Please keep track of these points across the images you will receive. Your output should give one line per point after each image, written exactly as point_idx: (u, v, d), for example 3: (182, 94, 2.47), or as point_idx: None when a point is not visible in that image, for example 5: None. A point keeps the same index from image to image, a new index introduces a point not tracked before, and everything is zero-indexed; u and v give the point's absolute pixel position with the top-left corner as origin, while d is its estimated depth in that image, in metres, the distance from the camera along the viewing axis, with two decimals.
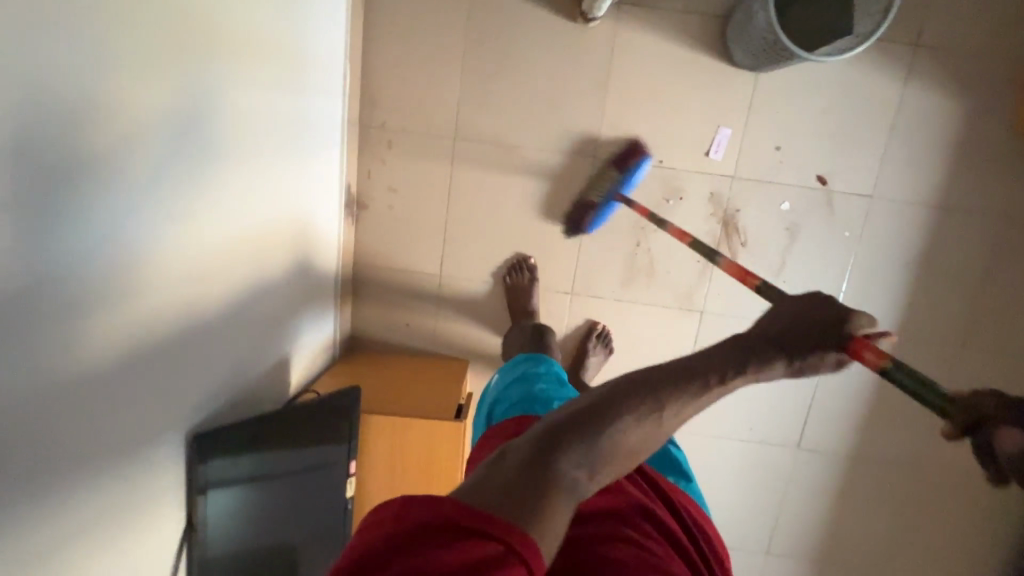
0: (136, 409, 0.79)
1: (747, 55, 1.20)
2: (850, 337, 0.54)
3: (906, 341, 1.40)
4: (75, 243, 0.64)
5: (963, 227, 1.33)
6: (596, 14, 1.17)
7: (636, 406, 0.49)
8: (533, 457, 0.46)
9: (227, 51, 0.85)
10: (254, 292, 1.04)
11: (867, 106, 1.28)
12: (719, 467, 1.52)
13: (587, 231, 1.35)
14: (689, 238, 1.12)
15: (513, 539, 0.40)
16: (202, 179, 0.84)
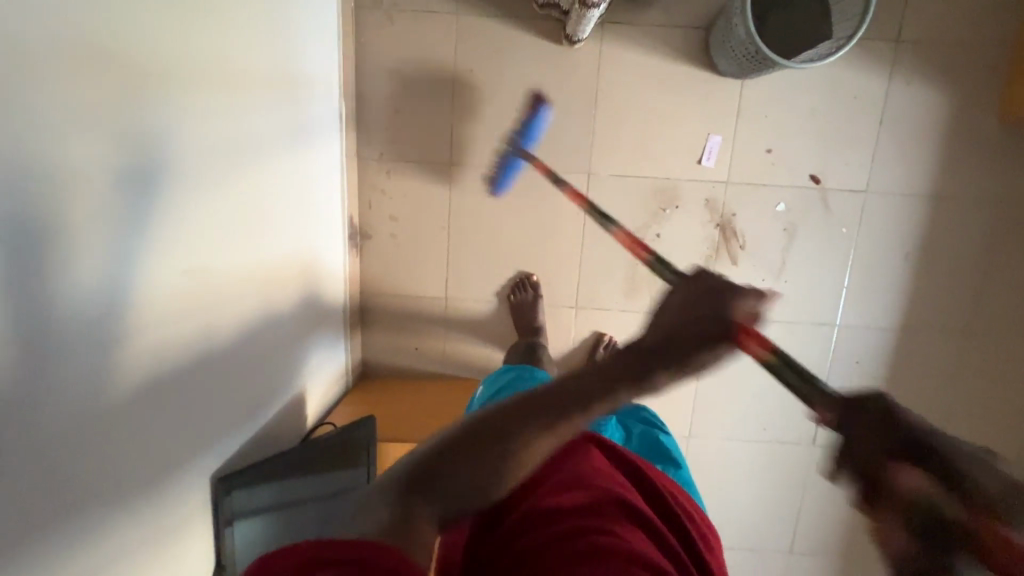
0: (153, 446, 0.81)
1: (731, 64, 1.22)
2: (734, 329, 0.51)
3: (913, 331, 1.41)
4: (88, 292, 0.67)
5: (959, 215, 1.34)
6: (580, 36, 1.20)
7: (481, 445, 0.49)
8: (383, 502, 0.48)
9: (223, 98, 0.88)
10: (262, 328, 1.07)
11: (854, 103, 1.30)
12: (736, 469, 1.53)
13: (498, 188, 1.36)
14: (581, 200, 1.13)
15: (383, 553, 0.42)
16: (203, 220, 0.86)
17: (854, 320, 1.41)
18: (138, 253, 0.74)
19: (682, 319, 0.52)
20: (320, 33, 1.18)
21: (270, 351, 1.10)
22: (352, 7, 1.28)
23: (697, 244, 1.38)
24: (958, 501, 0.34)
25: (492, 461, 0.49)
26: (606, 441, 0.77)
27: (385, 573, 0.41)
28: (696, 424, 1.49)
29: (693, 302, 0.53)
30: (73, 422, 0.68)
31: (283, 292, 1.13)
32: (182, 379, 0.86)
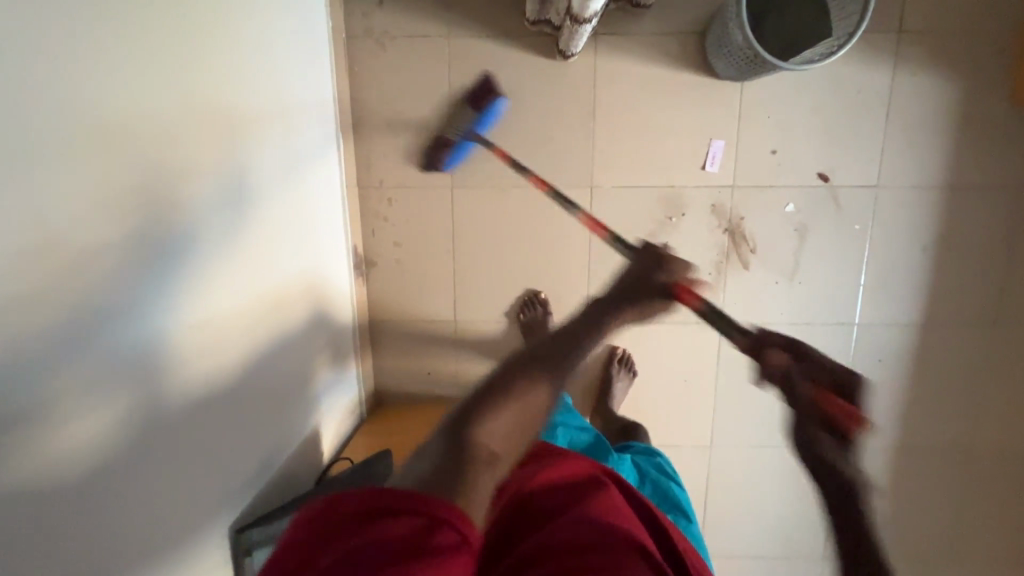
0: (170, 488, 0.80)
1: (730, 68, 1.20)
2: (672, 287, 0.84)
3: (936, 326, 1.37)
4: (94, 343, 0.66)
5: (974, 203, 1.31)
6: (574, 51, 1.17)
7: (525, 380, 0.56)
8: (451, 445, 0.51)
9: (220, 139, 0.87)
10: (274, 360, 1.06)
11: (858, 98, 1.27)
12: (763, 477, 1.49)
13: (443, 168, 1.34)
14: (548, 186, 1.27)
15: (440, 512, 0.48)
16: (207, 259, 0.85)
17: (874, 319, 1.37)
18: (139, 299, 0.72)
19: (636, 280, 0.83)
20: (313, 65, 1.17)
21: (283, 384, 1.09)
22: (343, 37, 1.28)
23: (706, 251, 1.35)
24: (793, 375, 0.72)
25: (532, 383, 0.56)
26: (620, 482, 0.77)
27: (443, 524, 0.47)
28: (718, 433, 1.46)
29: (643, 271, 0.88)
30: (81, 480, 0.66)
31: (291, 325, 1.12)
32: (193, 420, 0.84)
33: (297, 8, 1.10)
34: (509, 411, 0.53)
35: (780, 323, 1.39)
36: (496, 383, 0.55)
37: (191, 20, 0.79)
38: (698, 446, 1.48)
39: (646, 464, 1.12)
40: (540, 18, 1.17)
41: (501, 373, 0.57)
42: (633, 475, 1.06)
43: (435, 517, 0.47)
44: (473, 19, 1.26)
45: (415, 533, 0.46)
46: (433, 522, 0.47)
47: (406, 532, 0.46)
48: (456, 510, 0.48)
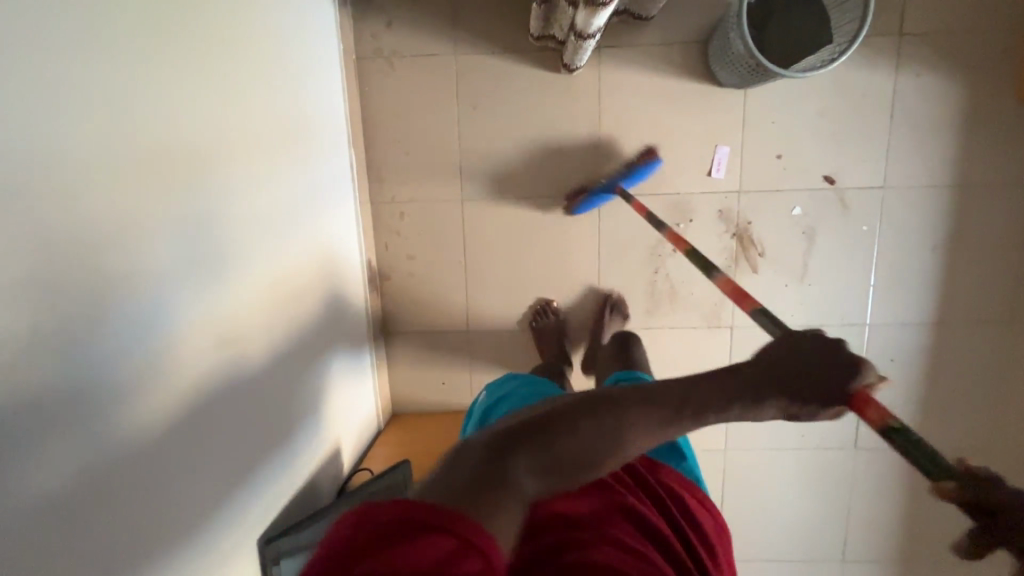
0: (206, 465, 0.83)
1: (733, 75, 1.21)
2: (852, 393, 0.50)
3: (951, 324, 1.36)
4: (140, 326, 0.69)
5: (984, 200, 1.31)
6: (578, 64, 1.20)
7: (592, 430, 0.52)
8: (491, 458, 0.48)
9: (238, 151, 0.89)
10: (290, 337, 1.08)
11: (862, 100, 1.29)
12: (779, 479, 1.49)
13: (575, 211, 1.34)
14: (685, 243, 1.11)
15: (469, 533, 0.40)
16: (229, 250, 0.87)
17: (886, 318, 1.37)
18: (170, 302, 0.74)
19: (790, 366, 0.52)
20: (324, 83, 1.21)
21: (299, 362, 1.11)
22: (354, 58, 1.31)
23: (715, 255, 1.36)
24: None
25: (598, 442, 0.52)
26: None
27: (468, 546, 0.40)
28: (732, 435, 1.47)
29: (808, 364, 0.51)
30: (125, 480, 0.68)
31: (307, 312, 1.14)
32: (221, 401, 0.87)
33: (308, 24, 1.14)
34: (559, 457, 0.50)
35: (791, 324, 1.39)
36: (538, 422, 0.52)
37: (210, 47, 0.82)
38: (712, 449, 1.48)
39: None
40: (547, 33, 1.21)
41: (551, 416, 0.53)
42: None
43: (466, 541, 0.40)
44: (480, 36, 1.29)
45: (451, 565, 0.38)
46: (456, 542, 0.39)
47: (424, 550, 0.38)
48: (479, 531, 0.41)
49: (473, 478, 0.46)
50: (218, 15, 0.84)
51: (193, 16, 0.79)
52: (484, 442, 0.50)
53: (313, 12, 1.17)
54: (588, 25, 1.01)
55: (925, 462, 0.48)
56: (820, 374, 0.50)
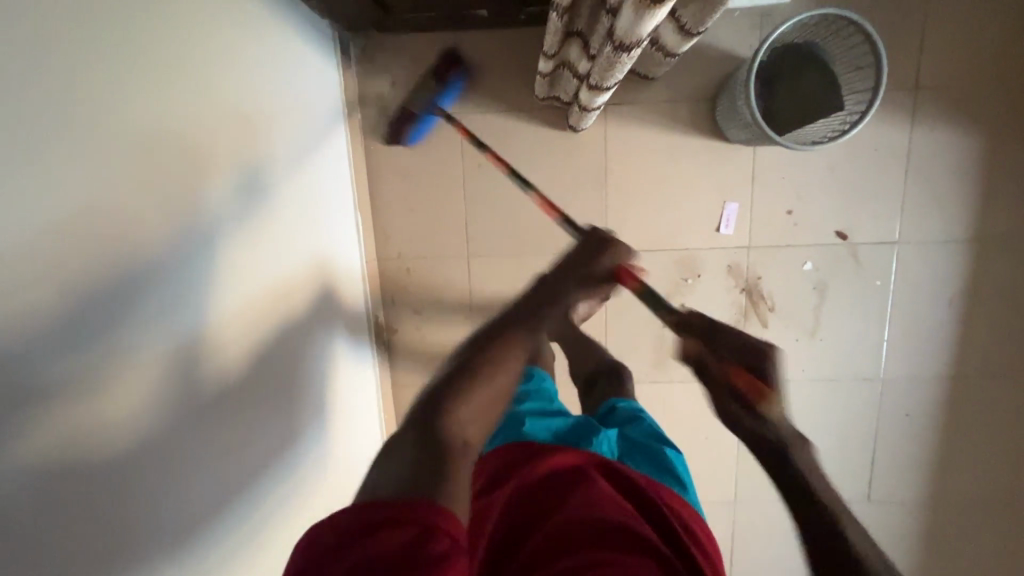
0: (193, 454, 0.82)
1: (739, 134, 1.20)
2: (615, 267, 0.85)
3: (967, 379, 1.33)
4: (125, 318, 0.70)
5: (1003, 254, 1.27)
6: (583, 127, 1.18)
7: (487, 364, 0.61)
8: (424, 431, 0.55)
9: (230, 219, 0.90)
10: (285, 346, 1.07)
11: (876, 155, 1.26)
12: (790, 531, 1.47)
13: (407, 141, 1.31)
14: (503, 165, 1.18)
15: (427, 515, 0.48)
16: (218, 292, 0.87)
17: (900, 373, 1.35)
18: (152, 385, 0.75)
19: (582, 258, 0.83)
20: (324, 128, 1.21)
21: (296, 373, 1.11)
22: (358, 118, 1.33)
23: (724, 310, 1.35)
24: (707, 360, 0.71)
25: (494, 370, 0.61)
26: (605, 462, 0.76)
27: (427, 524, 0.47)
28: (744, 488, 1.45)
29: (589, 257, 0.83)
30: (108, 466, 0.68)
31: (303, 329, 1.14)
32: (207, 405, 0.86)
33: (313, 51, 1.17)
34: (474, 400, 0.58)
35: (802, 378, 1.37)
36: (447, 380, 0.59)
37: (202, 132, 0.83)
38: (721, 501, 1.46)
39: (638, 429, 0.97)
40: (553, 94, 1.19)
41: (450, 371, 0.60)
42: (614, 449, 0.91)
43: (425, 525, 0.47)
44: (485, 95, 1.29)
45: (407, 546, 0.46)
46: (415, 523, 0.47)
47: (387, 533, 0.46)
48: (439, 511, 0.48)
49: (415, 463, 0.52)
50: (213, 102, 0.85)
51: (186, 111, 0.80)
52: (413, 412, 0.57)
53: (311, 59, 1.16)
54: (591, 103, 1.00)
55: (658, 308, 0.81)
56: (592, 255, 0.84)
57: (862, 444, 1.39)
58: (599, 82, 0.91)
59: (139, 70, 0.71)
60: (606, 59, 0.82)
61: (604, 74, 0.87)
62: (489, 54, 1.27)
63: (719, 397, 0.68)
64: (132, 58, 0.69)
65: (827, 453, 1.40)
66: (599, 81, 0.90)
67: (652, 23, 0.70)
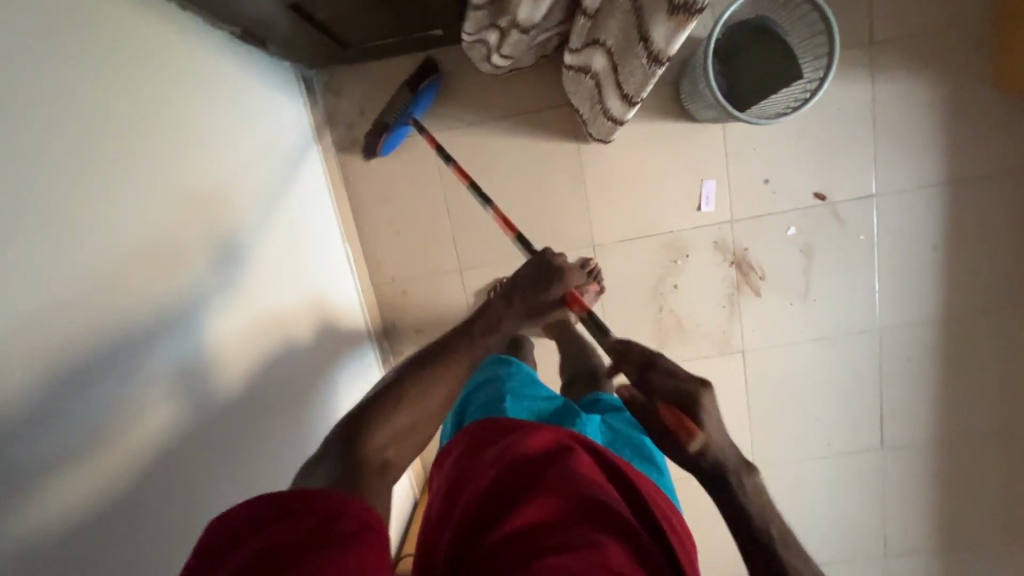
0: (209, 485, 0.83)
1: (705, 114, 1.23)
2: (565, 294, 0.89)
3: (961, 316, 1.36)
4: (133, 360, 0.71)
5: (980, 192, 1.30)
6: (610, 138, 1.20)
7: (434, 370, 0.73)
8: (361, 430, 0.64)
9: (224, 268, 0.92)
10: (293, 381, 1.09)
11: (842, 114, 1.29)
12: (813, 489, 1.48)
13: (380, 152, 1.31)
14: (467, 178, 1.22)
15: (351, 508, 0.48)
16: (215, 330, 0.88)
17: (895, 320, 1.37)
18: (185, 434, 0.80)
19: (534, 290, 0.88)
20: (298, 157, 1.23)
21: (308, 407, 1.13)
22: (333, 152, 1.36)
23: (716, 286, 1.38)
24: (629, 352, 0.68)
25: (441, 377, 0.73)
26: (586, 439, 0.68)
27: (351, 514, 0.47)
28: (760, 454, 1.48)
29: (537, 283, 0.89)
30: (129, 501, 0.69)
31: (309, 364, 1.16)
32: (215, 438, 0.86)
33: (276, 85, 1.18)
34: (410, 405, 0.69)
35: (802, 340, 1.40)
36: (388, 387, 0.70)
37: (183, 175, 0.84)
38: None
39: (622, 417, 0.98)
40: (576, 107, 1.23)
41: (396, 377, 0.72)
42: (599, 433, 0.91)
43: (346, 513, 0.47)
44: (455, 113, 1.33)
45: (313, 530, 0.45)
46: (341, 512, 0.47)
47: (306, 520, 0.45)
48: (357, 506, 0.48)
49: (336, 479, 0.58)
50: (194, 156, 0.87)
51: (175, 172, 0.83)
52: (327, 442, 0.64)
53: (277, 94, 1.18)
54: (618, 116, 1.05)
55: (595, 329, 0.82)
56: (543, 285, 0.89)
57: (868, 393, 1.42)
58: (632, 95, 0.95)
59: (121, 140, 0.73)
60: (642, 74, 0.87)
61: (638, 85, 0.91)
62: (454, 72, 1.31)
63: (664, 448, 0.63)
64: (110, 124, 0.71)
65: (835, 407, 1.43)
66: (633, 93, 0.94)
67: (686, 34, 0.76)
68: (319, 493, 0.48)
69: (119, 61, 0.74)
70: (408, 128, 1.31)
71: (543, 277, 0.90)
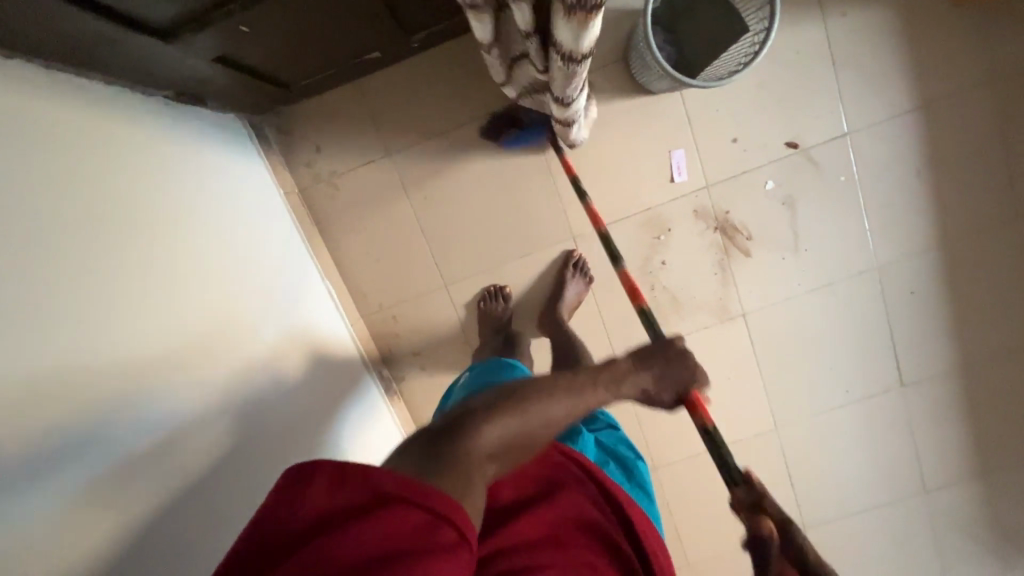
0: (205, 548, 0.82)
1: (658, 85, 1.21)
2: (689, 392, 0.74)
3: (958, 239, 1.32)
4: (106, 437, 0.71)
5: (956, 107, 1.26)
6: (577, 140, 1.17)
7: (524, 410, 0.61)
8: (437, 439, 0.57)
9: (195, 328, 0.91)
10: (287, 426, 1.08)
11: (799, 58, 1.26)
12: (841, 440, 1.46)
13: (501, 143, 1.29)
14: (603, 225, 1.15)
15: (447, 513, 0.49)
16: (193, 391, 0.87)
17: (891, 255, 1.34)
18: (174, 497, 0.80)
19: (653, 373, 0.72)
20: (261, 202, 1.22)
21: (305, 451, 1.12)
22: (298, 192, 1.35)
23: (705, 255, 1.35)
24: (775, 511, 0.61)
25: (527, 421, 0.61)
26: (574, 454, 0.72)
27: (451, 523, 0.49)
28: (779, 414, 1.45)
29: (664, 369, 0.72)
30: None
31: (303, 407, 1.15)
32: (204, 500, 0.85)
33: (226, 136, 1.18)
34: (499, 429, 0.59)
35: (800, 293, 1.37)
36: (480, 412, 0.60)
37: (137, 240, 0.83)
38: (763, 432, 1.47)
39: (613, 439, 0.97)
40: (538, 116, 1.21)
41: (482, 407, 0.61)
42: (593, 450, 0.91)
43: (442, 517, 0.49)
44: (410, 131, 1.32)
45: (418, 534, 0.47)
46: (443, 520, 0.49)
47: (411, 519, 0.48)
48: (458, 512, 0.50)
49: None
50: (145, 218, 0.86)
51: (136, 240, 0.83)
52: (420, 437, 0.58)
53: (227, 144, 1.18)
54: (579, 113, 1.06)
55: (716, 454, 0.70)
56: (668, 368, 0.72)
57: (877, 333, 1.39)
58: (563, 96, 0.92)
59: (71, 219, 0.72)
60: (562, 74, 0.85)
61: (564, 85, 0.88)
62: (404, 91, 1.30)
63: None
64: (56, 204, 0.70)
65: (847, 352, 1.40)
66: (561, 93, 0.92)
67: (596, 23, 0.73)
68: (417, 486, 0.50)
69: (58, 141, 0.74)
70: (540, 134, 1.26)
71: (679, 362, 0.73)
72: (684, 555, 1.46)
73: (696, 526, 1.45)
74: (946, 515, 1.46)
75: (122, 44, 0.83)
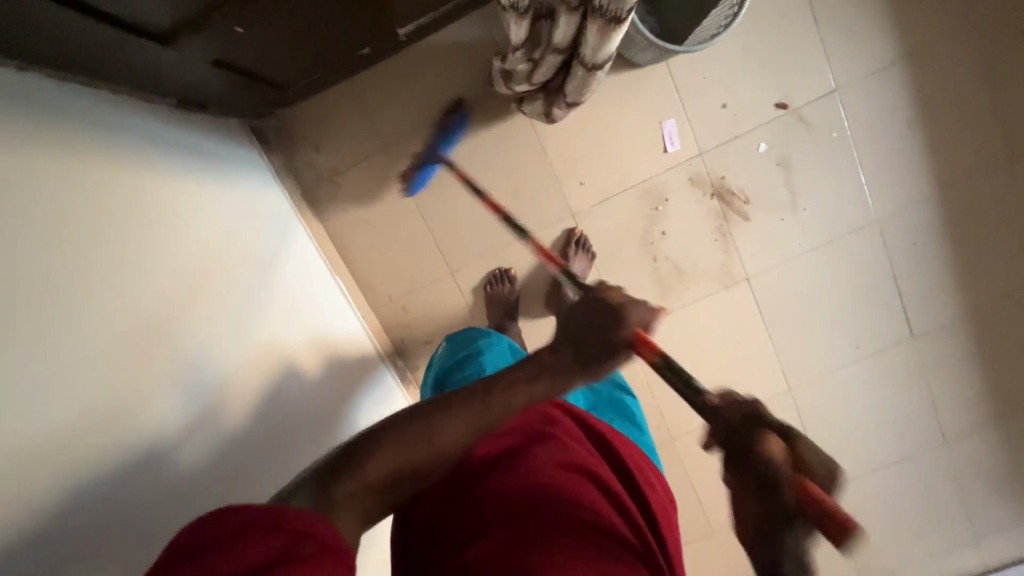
0: None
1: (644, 57, 1.24)
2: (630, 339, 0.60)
3: (957, 187, 1.33)
4: (126, 420, 0.74)
5: (944, 55, 1.27)
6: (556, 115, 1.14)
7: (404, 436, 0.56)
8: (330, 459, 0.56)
9: (207, 321, 0.94)
10: (299, 417, 1.11)
11: (783, 20, 1.28)
12: (857, 396, 1.46)
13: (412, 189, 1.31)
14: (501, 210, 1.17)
15: (308, 531, 0.44)
16: (207, 381, 0.90)
17: (889, 207, 1.35)
18: (191, 481, 0.83)
19: (575, 342, 0.59)
20: (265, 200, 1.25)
21: (318, 441, 1.14)
22: (301, 192, 1.38)
23: (704, 222, 1.37)
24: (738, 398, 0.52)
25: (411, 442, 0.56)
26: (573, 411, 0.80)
27: (314, 536, 0.44)
28: (792, 374, 1.46)
29: (586, 334, 0.59)
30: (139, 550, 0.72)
31: (315, 397, 1.17)
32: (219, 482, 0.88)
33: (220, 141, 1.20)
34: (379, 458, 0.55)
35: (802, 252, 1.38)
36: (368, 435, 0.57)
37: (145, 238, 0.86)
38: (777, 394, 1.47)
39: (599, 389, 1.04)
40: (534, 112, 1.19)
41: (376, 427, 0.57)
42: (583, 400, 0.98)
43: (302, 535, 0.44)
44: (405, 124, 1.35)
45: (275, 555, 0.42)
46: (304, 535, 0.44)
47: (265, 543, 0.42)
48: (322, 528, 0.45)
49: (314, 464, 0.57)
50: (151, 219, 0.89)
51: (143, 238, 0.86)
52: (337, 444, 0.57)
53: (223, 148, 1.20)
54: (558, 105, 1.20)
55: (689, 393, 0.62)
56: (595, 335, 0.59)
57: (883, 286, 1.40)
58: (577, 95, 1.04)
59: (84, 217, 0.76)
60: (581, 79, 0.98)
61: (581, 89, 1.02)
62: (396, 85, 1.33)
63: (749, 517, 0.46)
64: (70, 203, 0.74)
65: (854, 307, 1.41)
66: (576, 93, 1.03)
67: (617, 36, 0.86)
68: (275, 512, 0.45)
69: (69, 145, 0.77)
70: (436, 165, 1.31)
71: (605, 331, 0.59)
72: (706, 521, 1.47)
73: (715, 491, 1.46)
74: (967, 464, 1.46)
75: (119, 53, 0.86)
